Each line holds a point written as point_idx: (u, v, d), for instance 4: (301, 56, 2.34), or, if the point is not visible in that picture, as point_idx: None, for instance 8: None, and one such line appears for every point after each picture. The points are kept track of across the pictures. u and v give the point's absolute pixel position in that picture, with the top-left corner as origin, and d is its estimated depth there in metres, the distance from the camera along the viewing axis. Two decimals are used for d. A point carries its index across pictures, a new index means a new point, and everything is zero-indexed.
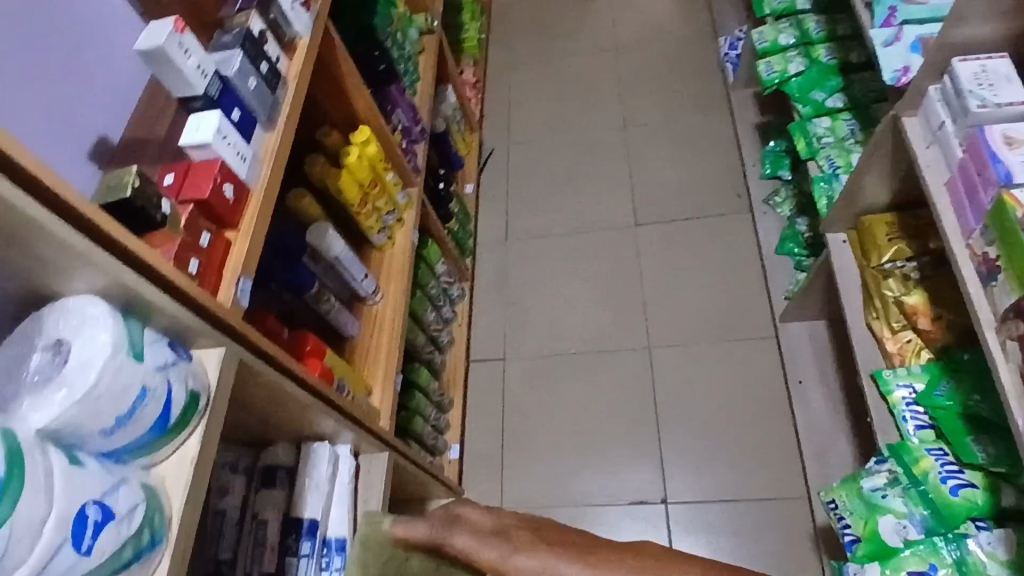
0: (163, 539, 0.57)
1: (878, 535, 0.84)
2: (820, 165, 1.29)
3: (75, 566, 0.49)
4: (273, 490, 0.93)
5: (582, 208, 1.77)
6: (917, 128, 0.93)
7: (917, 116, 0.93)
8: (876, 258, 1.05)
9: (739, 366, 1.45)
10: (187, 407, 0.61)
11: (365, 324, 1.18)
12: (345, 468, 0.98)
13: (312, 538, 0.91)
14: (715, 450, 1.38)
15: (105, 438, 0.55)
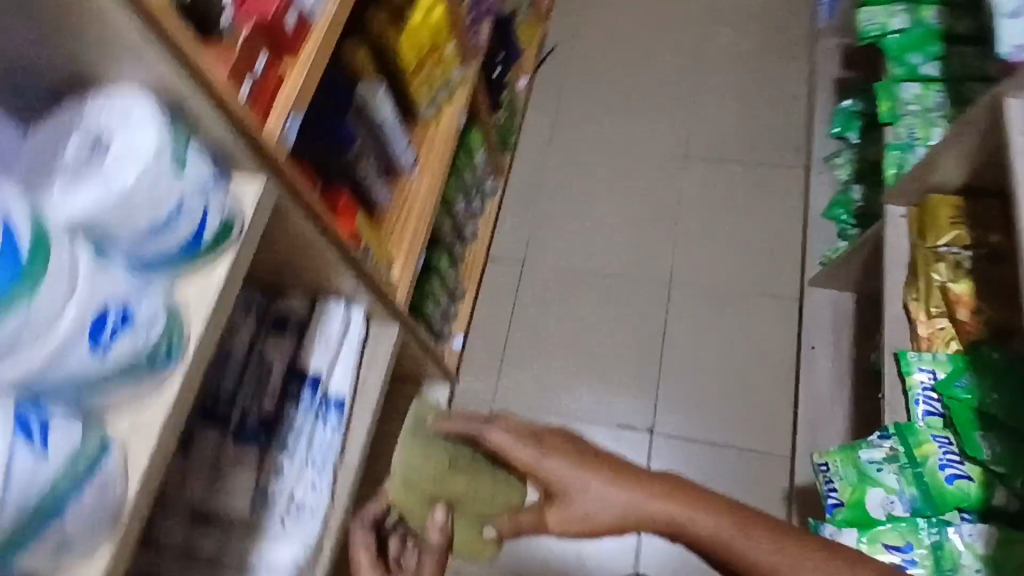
0: (177, 356, 0.57)
1: (864, 504, 0.86)
2: (898, 132, 1.21)
3: (90, 364, 0.49)
4: (282, 337, 0.95)
5: (634, 129, 1.70)
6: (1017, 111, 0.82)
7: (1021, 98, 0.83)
8: (933, 238, 1.00)
9: (754, 319, 1.44)
10: (220, 232, 0.59)
11: (397, 196, 1.14)
12: (355, 332, 0.99)
13: (314, 390, 0.94)
14: (711, 394, 1.39)
15: (136, 244, 0.53)
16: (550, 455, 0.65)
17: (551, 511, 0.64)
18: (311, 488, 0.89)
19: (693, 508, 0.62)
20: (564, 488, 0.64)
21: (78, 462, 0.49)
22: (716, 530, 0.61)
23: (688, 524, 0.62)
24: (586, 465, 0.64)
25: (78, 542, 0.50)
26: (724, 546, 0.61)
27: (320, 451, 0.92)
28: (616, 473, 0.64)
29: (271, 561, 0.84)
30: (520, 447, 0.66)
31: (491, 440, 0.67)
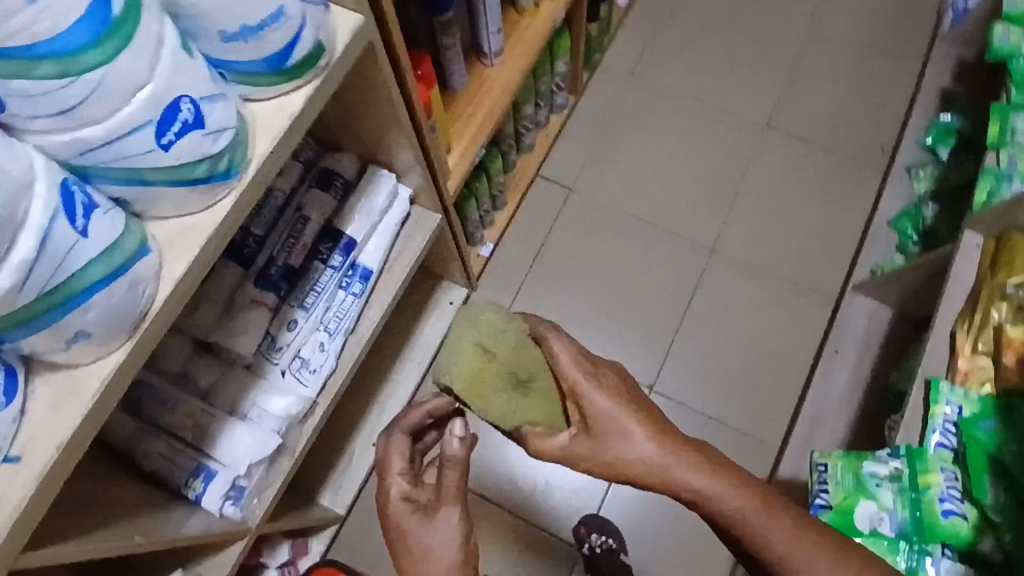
0: (236, 176, 0.53)
1: (851, 512, 0.85)
2: (999, 159, 1.14)
3: (148, 154, 0.46)
4: (325, 193, 0.90)
5: (722, 82, 1.60)
6: None
7: None
8: (1004, 275, 0.96)
9: (784, 308, 1.41)
10: (308, 59, 0.54)
11: (474, 82, 1.07)
12: (398, 208, 0.95)
13: (344, 256, 0.91)
14: (720, 369, 1.37)
15: (223, 43, 0.49)
16: (602, 388, 0.62)
17: (582, 446, 0.62)
18: (319, 349, 0.89)
19: (725, 483, 0.61)
20: (605, 424, 0.62)
21: (114, 255, 0.48)
22: (745, 511, 0.61)
23: (708, 492, 0.61)
24: (635, 411, 0.62)
25: (98, 332, 0.49)
26: (747, 528, 0.61)
27: (336, 316, 0.91)
28: (659, 428, 0.62)
29: (264, 405, 0.86)
30: (578, 369, 0.62)
31: (552, 351, 0.63)
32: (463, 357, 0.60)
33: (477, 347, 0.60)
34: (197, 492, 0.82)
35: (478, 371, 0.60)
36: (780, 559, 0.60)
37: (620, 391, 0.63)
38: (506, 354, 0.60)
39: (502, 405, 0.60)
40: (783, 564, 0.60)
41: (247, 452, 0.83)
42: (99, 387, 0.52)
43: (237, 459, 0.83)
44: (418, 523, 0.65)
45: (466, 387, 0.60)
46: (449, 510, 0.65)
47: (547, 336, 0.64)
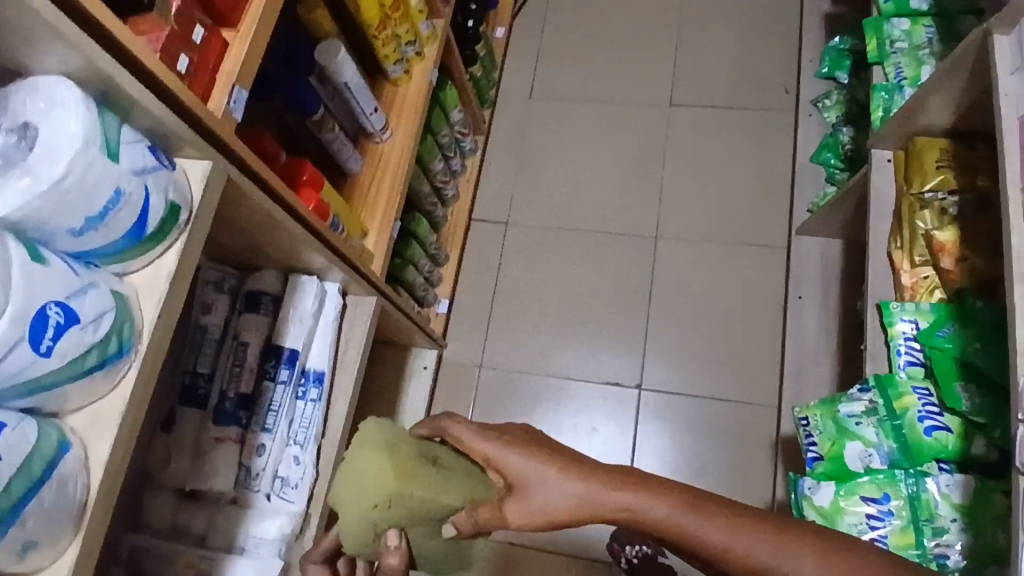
0: (131, 350, 0.55)
1: (842, 457, 0.87)
2: (886, 72, 1.17)
3: (33, 365, 0.47)
4: (256, 315, 0.92)
5: (617, 77, 1.64)
6: (1014, 87, 0.74)
7: (1015, 80, 0.74)
8: (919, 184, 0.97)
9: (740, 270, 1.43)
10: (165, 220, 0.57)
11: (368, 161, 1.11)
12: (330, 305, 0.98)
13: (291, 367, 0.93)
14: (698, 348, 1.38)
15: (75, 238, 0.52)
16: (508, 447, 0.61)
17: (510, 504, 0.59)
18: (294, 463, 0.91)
19: (647, 496, 0.59)
20: (519, 477, 0.60)
21: (33, 464, 0.47)
22: (671, 514, 0.59)
23: (637, 510, 0.59)
24: (543, 453, 0.61)
25: (44, 538, 0.48)
26: (684, 534, 0.59)
27: (302, 426, 0.93)
28: (574, 464, 0.60)
29: (258, 533, 0.86)
30: (483, 437, 0.62)
31: (452, 431, 0.64)
32: (379, 460, 0.61)
33: (384, 446, 0.62)
34: None
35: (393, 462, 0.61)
36: (725, 548, 0.58)
37: (530, 443, 0.62)
38: (410, 443, 0.63)
39: (429, 484, 0.61)
40: (732, 553, 0.58)
41: None
42: None
43: None
44: None
45: (397, 481, 0.60)
46: None
47: (443, 422, 0.66)
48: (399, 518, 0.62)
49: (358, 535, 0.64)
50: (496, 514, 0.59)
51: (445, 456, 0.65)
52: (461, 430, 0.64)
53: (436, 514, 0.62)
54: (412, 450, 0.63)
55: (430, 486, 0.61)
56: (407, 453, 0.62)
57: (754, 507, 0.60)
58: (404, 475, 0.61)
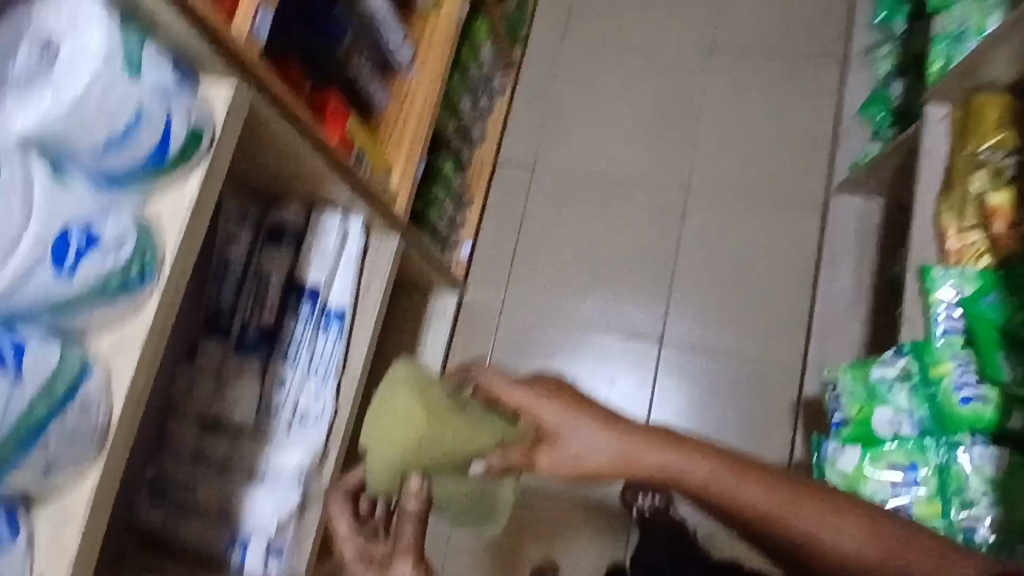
0: (153, 275, 0.54)
1: (869, 423, 0.87)
2: (947, 22, 1.09)
3: (55, 289, 0.46)
4: (278, 249, 0.92)
5: (656, 18, 1.56)
6: None
7: None
8: (975, 143, 0.92)
9: (773, 228, 1.38)
10: (189, 146, 0.55)
11: (395, 97, 1.07)
12: (354, 243, 0.96)
13: (313, 303, 0.92)
14: (723, 305, 1.35)
15: (99, 160, 0.50)
16: (545, 397, 0.63)
17: (542, 451, 0.61)
18: (314, 397, 0.91)
19: (689, 456, 0.58)
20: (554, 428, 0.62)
21: (55, 386, 0.47)
22: (712, 476, 0.57)
23: (678, 470, 0.58)
24: (580, 407, 0.62)
25: (66, 458, 0.49)
26: (726, 498, 0.57)
27: (323, 362, 0.92)
28: (610, 420, 0.61)
29: (277, 465, 0.87)
30: (518, 389, 0.64)
31: (485, 381, 0.66)
32: (411, 404, 0.61)
33: (414, 392, 0.62)
34: (237, 564, 0.84)
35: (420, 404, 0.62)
36: (768, 515, 0.57)
37: (565, 397, 0.63)
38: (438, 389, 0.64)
39: (462, 428, 0.62)
40: (775, 519, 0.57)
41: (271, 512, 0.84)
42: (86, 509, 0.51)
43: (263, 523, 0.84)
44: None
45: (428, 425, 0.61)
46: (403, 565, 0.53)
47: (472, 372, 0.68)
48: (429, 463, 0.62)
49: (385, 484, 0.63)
50: (525, 457, 0.62)
51: (473, 405, 0.65)
52: (493, 381, 0.66)
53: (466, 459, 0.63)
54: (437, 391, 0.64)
55: (461, 431, 0.62)
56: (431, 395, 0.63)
57: (803, 477, 0.59)
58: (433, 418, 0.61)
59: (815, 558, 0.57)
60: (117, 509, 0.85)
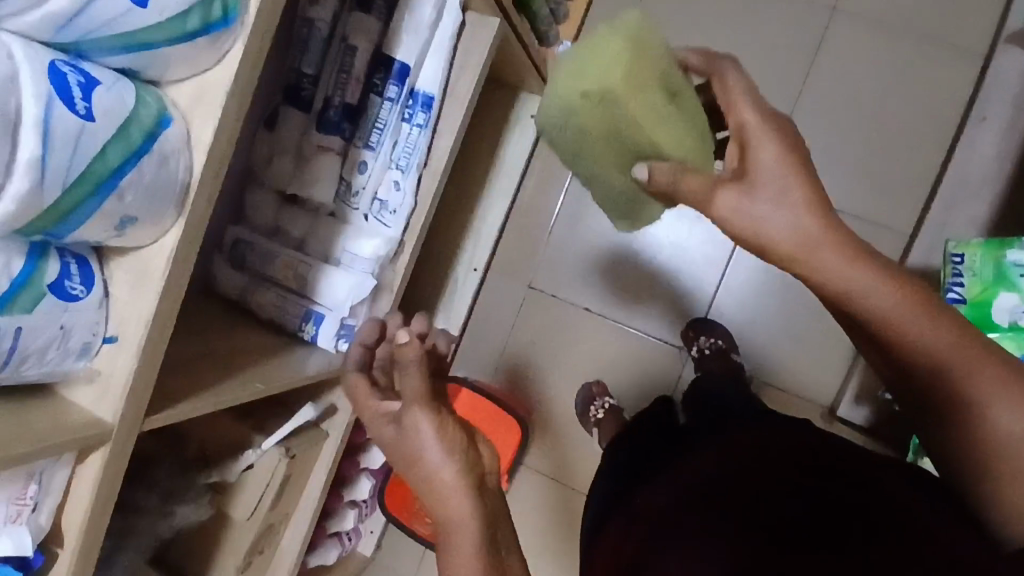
0: (237, 20, 0.46)
1: (989, 305, 0.81)
2: None
3: (129, 16, 0.41)
4: (368, 16, 0.80)
5: None
6: None
7: None
8: None
9: (921, 71, 1.19)
10: None
11: None
12: (449, 20, 0.84)
13: (400, 85, 0.84)
14: (840, 153, 1.21)
15: None
16: (771, 137, 0.56)
17: (730, 190, 0.56)
18: (394, 188, 0.88)
19: (883, 280, 0.54)
20: (757, 174, 0.56)
21: (132, 131, 0.43)
22: (894, 304, 0.55)
23: (864, 292, 0.55)
24: (797, 171, 0.55)
25: (144, 215, 0.46)
26: (908, 330, 0.55)
27: (405, 151, 0.88)
28: (819, 198, 0.55)
29: (352, 249, 0.87)
30: (754, 117, 0.57)
31: (726, 77, 0.58)
32: (619, 55, 0.53)
33: (628, 48, 0.54)
34: (310, 335, 0.86)
35: (637, 62, 0.54)
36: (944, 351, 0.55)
37: (790, 150, 0.56)
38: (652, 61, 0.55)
39: (652, 110, 0.55)
40: (937, 352, 0.55)
41: (348, 296, 0.85)
42: (164, 272, 0.49)
43: (337, 300, 0.85)
44: (397, 435, 0.66)
45: (625, 81, 0.53)
46: (418, 413, 0.65)
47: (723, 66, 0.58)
48: (599, 122, 0.55)
49: (550, 122, 0.56)
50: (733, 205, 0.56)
51: (684, 97, 0.58)
52: (733, 81, 0.58)
53: (638, 147, 0.57)
54: (656, 69, 0.56)
55: (650, 110, 0.55)
56: (656, 64, 0.56)
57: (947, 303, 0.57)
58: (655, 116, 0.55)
59: (973, 420, 0.55)
60: (200, 266, 0.88)
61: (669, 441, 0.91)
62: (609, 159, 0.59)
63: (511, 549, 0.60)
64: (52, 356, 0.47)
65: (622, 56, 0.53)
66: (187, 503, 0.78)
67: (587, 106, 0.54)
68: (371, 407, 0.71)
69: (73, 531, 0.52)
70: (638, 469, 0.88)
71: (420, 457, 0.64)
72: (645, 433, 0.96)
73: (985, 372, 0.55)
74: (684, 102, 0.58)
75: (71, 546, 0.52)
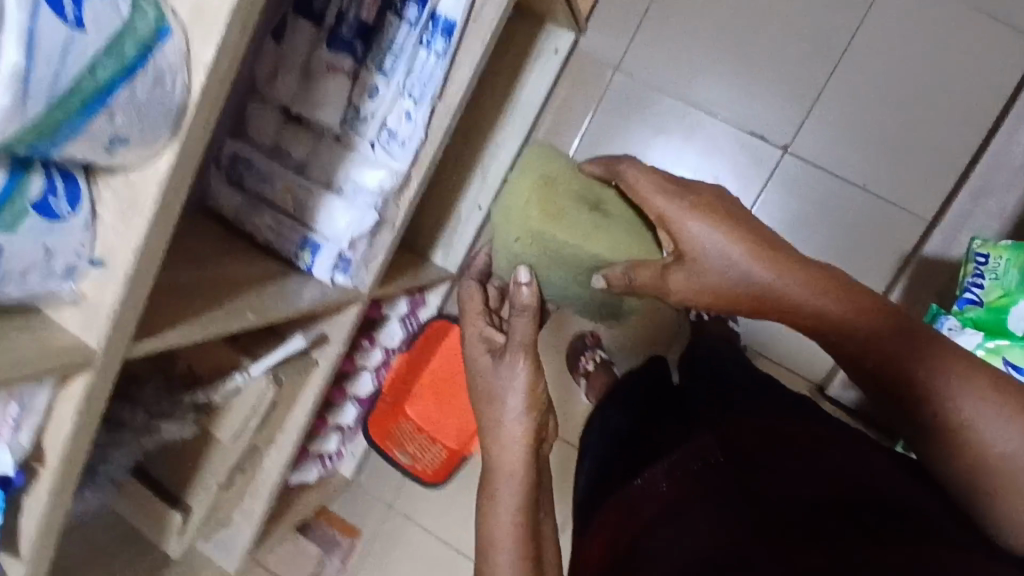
0: None
1: (1005, 311, 0.80)
2: None
3: None
4: None
5: None
6: None
7: None
8: None
9: (972, 49, 1.12)
10: None
11: None
12: None
13: (420, 7, 0.79)
14: (871, 127, 1.17)
15: None
16: (688, 208, 0.61)
17: (675, 271, 0.63)
18: (405, 119, 0.82)
19: (849, 305, 0.60)
20: (691, 249, 0.61)
21: (123, 45, 0.39)
22: (870, 329, 0.60)
23: (842, 317, 0.60)
24: (733, 233, 0.60)
25: (136, 137, 0.43)
26: (880, 357, 0.59)
27: (420, 82, 0.81)
28: (762, 254, 0.60)
29: (356, 178, 0.83)
30: (662, 197, 0.63)
31: (628, 177, 0.65)
32: (528, 193, 0.68)
33: (538, 180, 0.69)
34: (307, 263, 0.84)
35: (547, 192, 0.68)
36: (919, 365, 0.57)
37: (717, 214, 0.61)
38: (562, 182, 0.69)
39: (577, 228, 0.67)
40: (911, 362, 0.58)
41: (347, 229, 0.82)
42: (154, 199, 0.46)
43: (336, 233, 0.83)
44: (491, 374, 0.70)
45: (542, 215, 0.67)
46: (513, 357, 0.69)
47: (621, 165, 0.67)
48: (540, 253, 0.70)
49: (507, 261, 0.75)
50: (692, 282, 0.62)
51: (609, 201, 0.69)
52: (634, 176, 0.65)
53: (590, 261, 0.68)
54: (571, 191, 0.69)
55: (577, 228, 0.67)
56: (569, 186, 0.69)
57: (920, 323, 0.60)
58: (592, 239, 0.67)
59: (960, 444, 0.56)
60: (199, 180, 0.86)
61: (656, 416, 0.91)
62: (572, 273, 0.72)
63: (547, 510, 0.66)
64: (36, 276, 0.45)
65: (538, 188, 0.68)
66: (171, 421, 0.81)
67: (525, 243, 0.70)
68: (474, 330, 0.75)
69: (55, 451, 0.51)
70: (624, 438, 0.88)
71: (499, 400, 0.68)
72: (629, 393, 0.97)
73: (965, 381, 0.56)
74: (612, 206, 0.69)
75: (52, 467, 0.52)
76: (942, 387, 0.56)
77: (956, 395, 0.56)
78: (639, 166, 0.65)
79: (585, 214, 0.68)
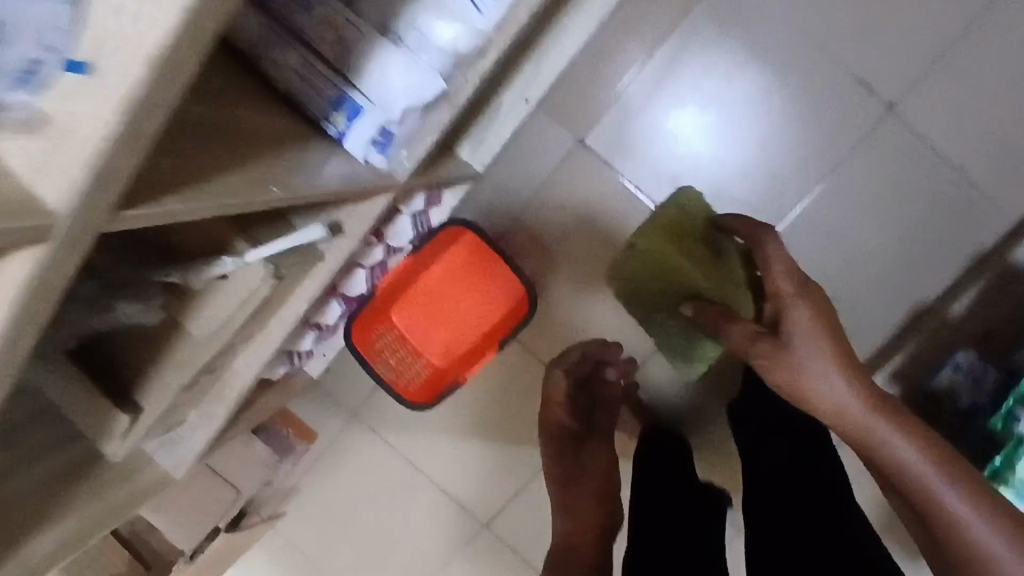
0: None
1: None
2: None
3: None
4: None
5: None
6: None
7: None
8: None
9: None
10: None
11: None
12: None
13: None
14: (988, 104, 1.02)
15: None
16: (795, 298, 0.78)
17: (765, 342, 0.79)
18: None
19: (905, 438, 0.73)
20: (787, 341, 0.77)
21: None
22: (914, 460, 0.72)
23: (898, 448, 0.73)
24: (828, 343, 0.76)
25: None
26: (922, 484, 0.72)
27: None
28: (846, 367, 0.76)
29: (423, 28, 0.61)
30: (784, 288, 0.79)
31: (767, 249, 0.81)
32: (663, 216, 0.87)
33: (676, 208, 0.88)
34: (340, 128, 0.64)
35: (675, 228, 0.87)
36: (890, 452, 0.74)
37: (819, 323, 0.77)
38: (687, 226, 0.88)
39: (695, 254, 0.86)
40: (883, 449, 0.74)
41: (404, 94, 0.61)
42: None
43: (388, 97, 0.61)
44: None
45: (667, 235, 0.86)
46: None
47: (757, 228, 0.82)
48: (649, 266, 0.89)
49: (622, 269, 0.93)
50: (768, 354, 0.78)
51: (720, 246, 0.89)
52: (771, 254, 0.81)
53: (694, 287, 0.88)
54: (695, 231, 0.88)
55: (696, 257, 0.86)
56: (697, 227, 0.88)
57: (918, 419, 0.76)
58: (705, 269, 0.86)
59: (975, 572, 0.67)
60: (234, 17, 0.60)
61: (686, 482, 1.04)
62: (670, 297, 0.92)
63: None
64: None
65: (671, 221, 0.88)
66: (133, 303, 0.62)
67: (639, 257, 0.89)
68: None
69: None
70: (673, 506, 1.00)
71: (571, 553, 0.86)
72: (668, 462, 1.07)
73: (926, 465, 0.72)
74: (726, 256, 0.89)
75: None
76: (905, 468, 0.73)
77: (923, 478, 0.72)
78: (775, 244, 0.81)
79: (703, 251, 0.87)
